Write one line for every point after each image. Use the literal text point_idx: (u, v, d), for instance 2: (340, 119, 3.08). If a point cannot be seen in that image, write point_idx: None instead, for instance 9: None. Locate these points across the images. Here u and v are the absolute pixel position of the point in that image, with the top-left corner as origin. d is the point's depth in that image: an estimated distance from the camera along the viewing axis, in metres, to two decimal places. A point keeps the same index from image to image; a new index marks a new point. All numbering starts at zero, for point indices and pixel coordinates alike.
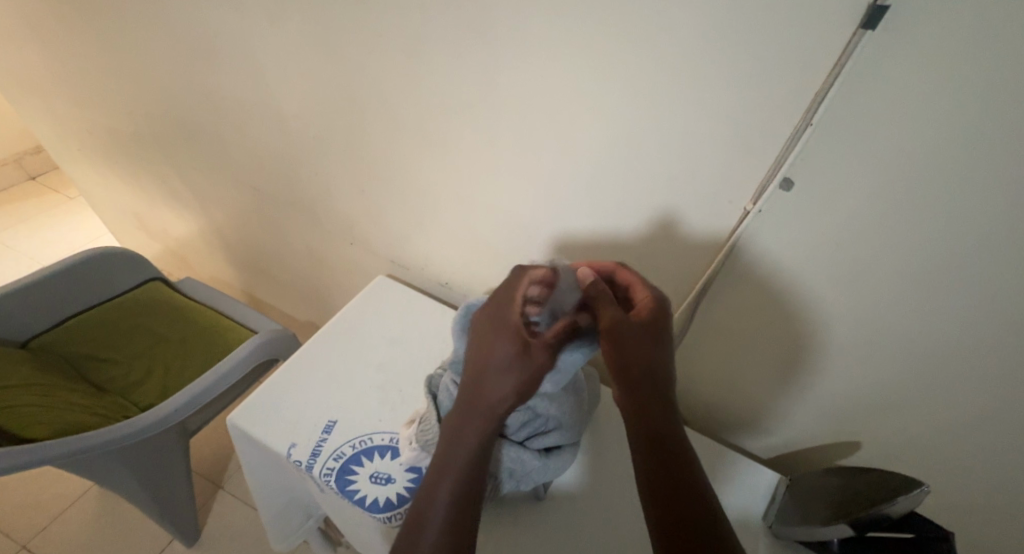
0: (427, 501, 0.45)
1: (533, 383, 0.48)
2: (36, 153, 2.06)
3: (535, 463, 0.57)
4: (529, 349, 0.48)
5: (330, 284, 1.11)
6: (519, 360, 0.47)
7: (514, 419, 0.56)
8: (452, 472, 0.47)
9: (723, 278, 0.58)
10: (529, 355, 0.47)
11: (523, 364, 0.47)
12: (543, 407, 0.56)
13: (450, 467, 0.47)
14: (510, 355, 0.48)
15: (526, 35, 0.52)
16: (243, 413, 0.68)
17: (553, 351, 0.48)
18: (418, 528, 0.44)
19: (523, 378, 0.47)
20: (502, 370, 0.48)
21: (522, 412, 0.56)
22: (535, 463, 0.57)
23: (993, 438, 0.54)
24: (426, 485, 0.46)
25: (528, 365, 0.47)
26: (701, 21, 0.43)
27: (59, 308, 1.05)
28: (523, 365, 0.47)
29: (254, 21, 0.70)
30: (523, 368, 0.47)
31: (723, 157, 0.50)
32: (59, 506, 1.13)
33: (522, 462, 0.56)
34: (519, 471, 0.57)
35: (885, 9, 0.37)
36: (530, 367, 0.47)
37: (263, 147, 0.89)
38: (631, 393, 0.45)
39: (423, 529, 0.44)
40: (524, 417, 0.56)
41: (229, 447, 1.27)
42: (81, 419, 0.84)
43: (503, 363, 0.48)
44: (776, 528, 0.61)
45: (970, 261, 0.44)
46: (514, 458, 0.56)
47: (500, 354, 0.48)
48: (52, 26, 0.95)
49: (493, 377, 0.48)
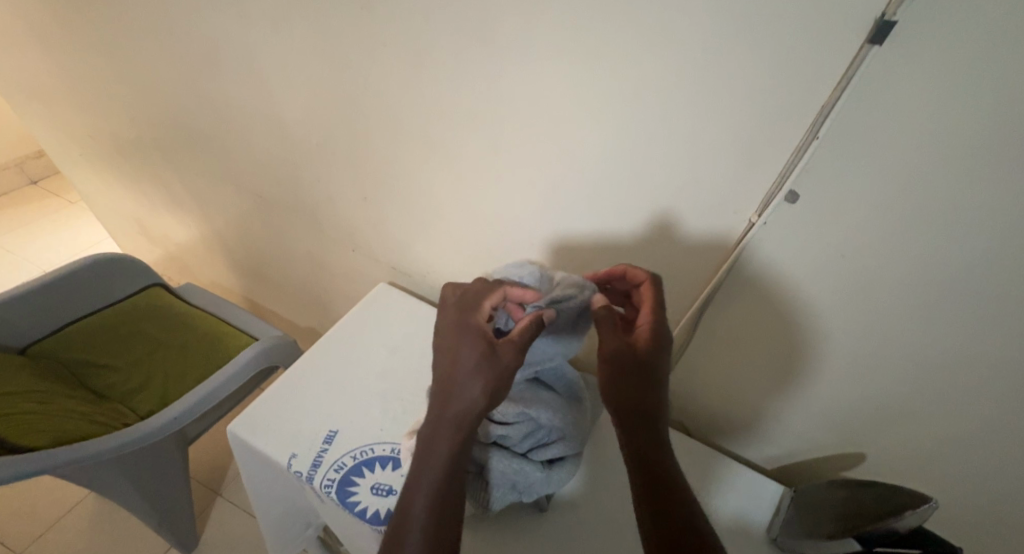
0: (404, 515, 0.45)
1: (501, 382, 0.48)
2: (39, 157, 2.07)
3: (538, 475, 0.56)
4: (494, 358, 0.48)
5: (331, 291, 1.11)
6: (476, 357, 0.48)
7: (517, 430, 0.55)
8: (428, 478, 0.46)
9: (728, 288, 0.58)
10: (494, 357, 0.48)
11: (490, 365, 0.48)
12: (545, 418, 0.56)
13: (426, 473, 0.47)
14: (475, 356, 0.48)
15: (532, 45, 0.52)
16: (244, 422, 0.67)
17: (519, 353, 0.49)
18: (398, 537, 0.44)
19: (492, 379, 0.47)
20: (469, 373, 0.48)
21: (525, 423, 0.56)
22: (538, 474, 0.56)
23: (999, 454, 0.53)
24: (404, 494, 0.47)
25: (496, 366, 0.48)
26: (706, 32, 0.43)
27: (60, 314, 1.05)
28: (488, 368, 0.48)
29: (256, 28, 0.70)
30: (490, 370, 0.47)
31: (730, 168, 0.50)
32: (57, 514, 1.12)
33: (525, 474, 0.56)
34: (521, 483, 0.56)
35: (893, 24, 0.37)
36: (495, 368, 0.47)
37: (264, 154, 0.89)
38: (626, 424, 0.48)
39: (406, 531, 0.44)
40: (527, 427, 0.56)
41: (227, 454, 1.26)
42: (79, 427, 0.83)
43: (469, 366, 0.48)
44: (780, 541, 0.60)
45: (977, 276, 0.44)
46: (516, 470, 0.55)
47: (465, 358, 0.48)
48: (56, 32, 0.96)
49: (461, 381, 0.48)
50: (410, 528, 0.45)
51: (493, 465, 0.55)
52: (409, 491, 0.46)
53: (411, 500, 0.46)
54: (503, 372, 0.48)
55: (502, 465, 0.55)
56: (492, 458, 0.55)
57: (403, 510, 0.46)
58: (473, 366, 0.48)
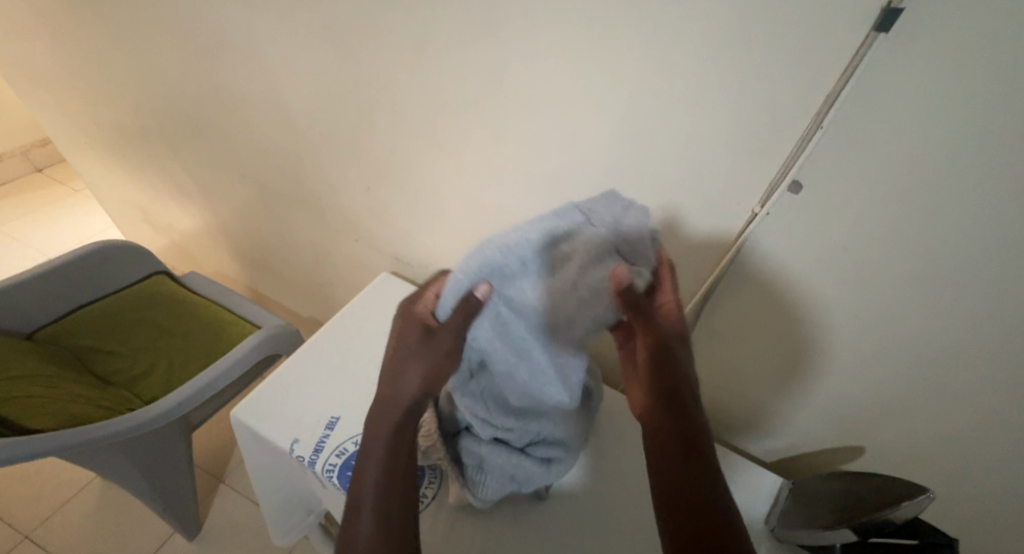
0: (357, 493, 0.47)
1: (437, 368, 0.48)
2: (44, 145, 2.07)
3: (537, 471, 0.56)
4: (432, 342, 0.47)
5: (334, 281, 1.11)
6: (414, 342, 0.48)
7: (515, 432, 0.54)
8: (373, 460, 0.48)
9: (729, 279, 0.58)
10: (431, 340, 0.47)
11: (425, 350, 0.48)
12: (543, 421, 0.54)
13: (371, 456, 0.48)
14: (412, 342, 0.48)
15: (535, 33, 0.52)
16: (246, 408, 0.68)
17: (455, 337, 0.46)
18: (353, 519, 0.45)
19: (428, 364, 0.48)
20: (405, 358, 0.49)
21: (525, 424, 0.54)
22: (536, 470, 0.56)
23: (997, 449, 0.53)
24: (356, 474, 0.48)
25: (430, 350, 0.47)
26: (714, 23, 0.43)
27: (64, 300, 1.06)
28: (427, 352, 0.47)
29: (261, 16, 0.70)
30: (423, 354, 0.48)
31: (734, 160, 0.49)
32: (62, 497, 1.14)
33: (523, 469, 0.56)
34: (518, 477, 0.56)
35: (899, 11, 0.37)
36: (432, 351, 0.47)
37: (268, 143, 0.90)
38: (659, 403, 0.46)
39: (358, 514, 0.45)
40: (525, 428, 0.54)
41: (230, 441, 1.27)
42: (85, 411, 0.84)
43: (409, 353, 0.48)
44: (778, 532, 0.61)
45: (979, 268, 0.44)
46: (514, 466, 0.55)
47: (405, 344, 0.49)
48: (61, 18, 0.96)
49: (402, 366, 0.49)
50: (362, 504, 0.46)
51: (492, 459, 0.56)
52: (360, 470, 0.48)
53: (361, 478, 0.47)
54: (438, 355, 0.47)
55: (500, 460, 0.55)
56: (491, 453, 0.56)
57: (356, 486, 0.47)
58: (409, 350, 0.48)
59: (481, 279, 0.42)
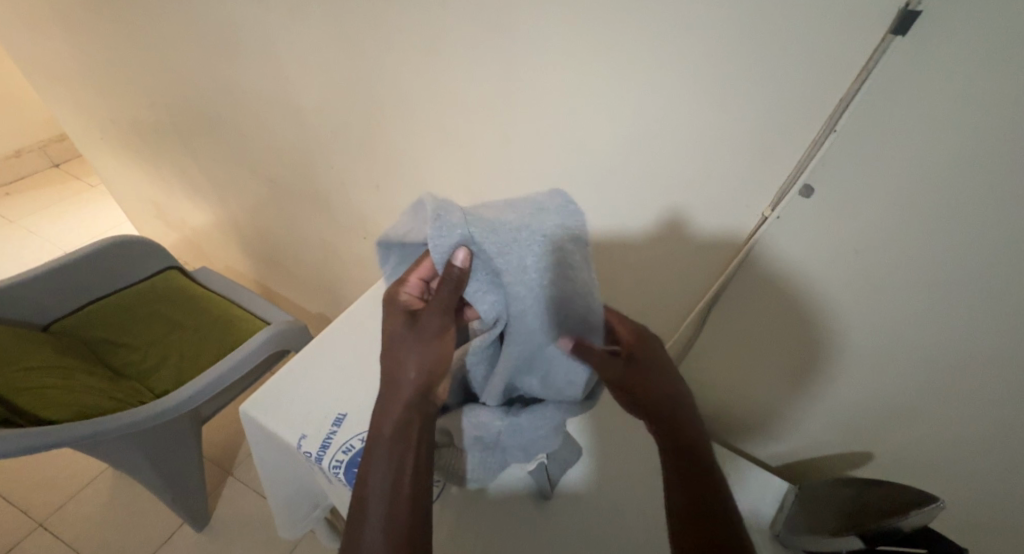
0: (364, 493, 0.46)
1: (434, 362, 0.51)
2: (61, 141, 2.11)
3: (502, 425, 0.53)
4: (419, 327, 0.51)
5: (343, 278, 1.12)
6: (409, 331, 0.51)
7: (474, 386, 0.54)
8: (381, 452, 0.48)
9: (738, 283, 0.58)
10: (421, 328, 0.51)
11: (415, 336, 0.51)
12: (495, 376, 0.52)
13: (377, 451, 0.48)
14: (401, 330, 0.51)
15: (547, 33, 0.52)
16: (256, 403, 0.68)
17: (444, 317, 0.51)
18: (360, 518, 0.45)
19: (421, 351, 0.51)
20: (401, 348, 0.51)
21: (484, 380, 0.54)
22: (499, 424, 0.53)
23: (1008, 459, 0.52)
24: (359, 477, 0.47)
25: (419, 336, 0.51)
26: (727, 26, 0.43)
27: (80, 293, 1.08)
28: (416, 336, 0.51)
29: (275, 14, 0.70)
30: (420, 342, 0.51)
31: (746, 162, 0.49)
32: (76, 486, 1.16)
33: (487, 427, 0.54)
34: (489, 437, 0.54)
35: (917, 13, 0.36)
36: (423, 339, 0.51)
37: (279, 140, 0.90)
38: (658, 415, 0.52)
39: (364, 520, 0.45)
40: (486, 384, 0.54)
41: (238, 434, 1.29)
42: (97, 402, 0.85)
43: (404, 344, 0.51)
44: (783, 537, 0.61)
45: (993, 277, 0.43)
46: (479, 423, 0.54)
47: (396, 332, 0.52)
48: (79, 16, 0.97)
49: (400, 355, 0.51)
50: (371, 501, 0.46)
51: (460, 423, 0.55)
52: (364, 472, 0.47)
53: (368, 477, 0.47)
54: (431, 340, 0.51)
55: (466, 419, 0.55)
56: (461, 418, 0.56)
57: (362, 489, 0.47)
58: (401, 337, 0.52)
59: (458, 245, 0.45)
